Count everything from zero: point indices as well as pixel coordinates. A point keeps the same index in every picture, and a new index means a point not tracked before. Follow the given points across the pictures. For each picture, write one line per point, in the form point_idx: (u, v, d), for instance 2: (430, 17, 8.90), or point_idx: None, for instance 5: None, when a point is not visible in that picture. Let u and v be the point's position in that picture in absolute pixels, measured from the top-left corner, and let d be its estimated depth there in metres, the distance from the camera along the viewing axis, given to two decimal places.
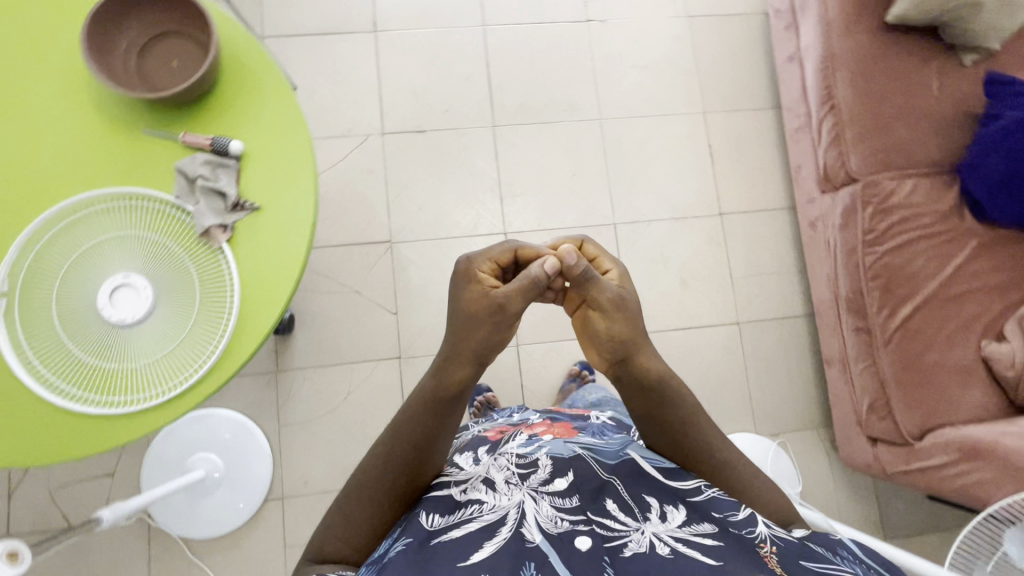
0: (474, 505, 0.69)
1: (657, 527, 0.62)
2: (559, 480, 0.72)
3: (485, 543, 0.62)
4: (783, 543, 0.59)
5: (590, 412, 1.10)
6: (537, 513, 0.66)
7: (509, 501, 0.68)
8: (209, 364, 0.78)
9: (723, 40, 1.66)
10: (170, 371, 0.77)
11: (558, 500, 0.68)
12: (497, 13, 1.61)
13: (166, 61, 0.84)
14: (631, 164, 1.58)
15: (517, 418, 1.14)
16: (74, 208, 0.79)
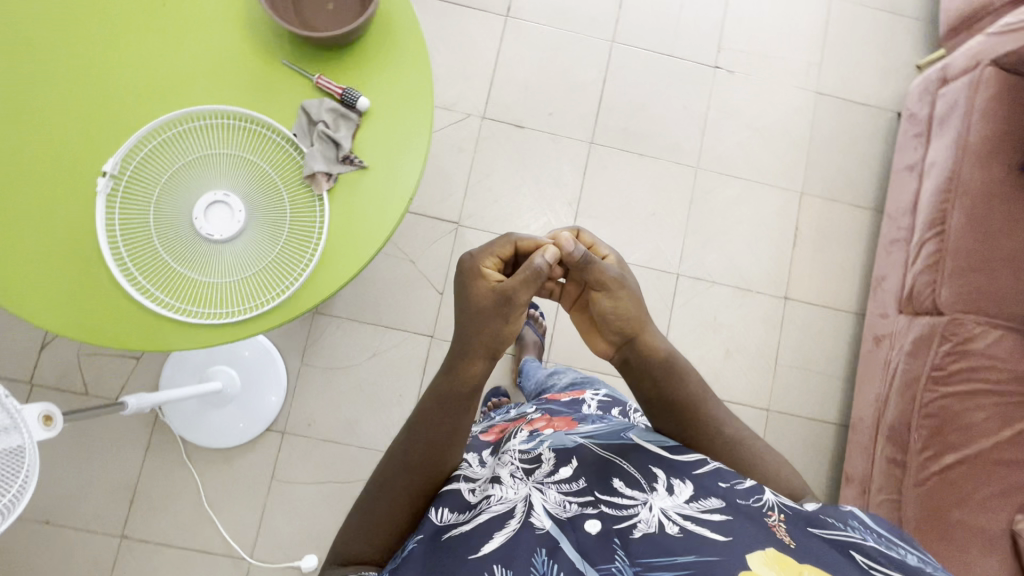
0: (484, 499, 0.67)
1: (665, 501, 0.61)
2: (564, 468, 0.70)
3: (495, 534, 0.61)
4: (790, 511, 0.58)
5: (582, 395, 1.08)
6: (545, 500, 0.65)
7: (516, 496, 0.66)
8: (285, 296, 0.80)
9: (844, 125, 1.60)
10: (266, 286, 0.79)
11: (565, 486, 0.67)
12: (630, 32, 1.59)
13: (324, 2, 0.85)
14: (713, 222, 1.55)
15: (513, 412, 1.12)
16: (174, 122, 0.80)
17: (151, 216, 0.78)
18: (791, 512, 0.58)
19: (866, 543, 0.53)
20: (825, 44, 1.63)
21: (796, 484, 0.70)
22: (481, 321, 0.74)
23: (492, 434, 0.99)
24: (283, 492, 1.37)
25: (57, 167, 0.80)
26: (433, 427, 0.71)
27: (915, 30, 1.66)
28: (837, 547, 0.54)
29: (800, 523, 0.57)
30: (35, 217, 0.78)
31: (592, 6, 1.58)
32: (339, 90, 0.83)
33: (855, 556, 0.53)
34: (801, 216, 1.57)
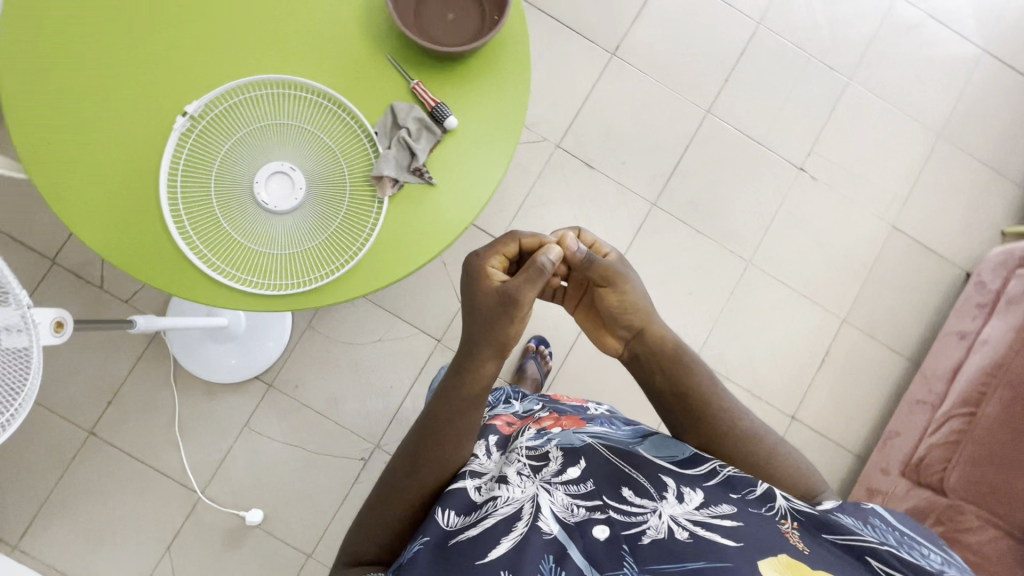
0: (491, 500, 0.69)
1: (674, 508, 0.62)
2: (571, 469, 0.73)
3: (502, 538, 0.62)
4: (804, 517, 0.60)
5: (587, 403, 1.07)
6: (553, 503, 0.67)
7: (523, 495, 0.68)
8: (323, 281, 0.79)
9: (909, 266, 1.56)
10: (323, 260, 0.80)
11: (572, 488, 0.70)
12: (727, 108, 1.55)
13: (444, 12, 0.84)
14: (747, 320, 1.51)
15: (518, 407, 1.10)
16: (247, 88, 0.80)
17: (216, 170, 0.79)
18: (804, 517, 0.60)
19: (882, 548, 0.56)
20: (916, 180, 1.58)
21: (813, 476, 0.72)
22: (491, 319, 0.75)
23: (499, 422, 0.98)
24: (254, 441, 1.39)
25: (144, 91, 0.80)
26: (434, 436, 0.75)
27: (1011, 196, 1.60)
28: (852, 552, 0.57)
29: (814, 528, 0.59)
30: (109, 138, 0.79)
31: (698, 71, 1.55)
32: (432, 103, 0.81)
33: (871, 562, 0.56)
34: (833, 343, 1.52)
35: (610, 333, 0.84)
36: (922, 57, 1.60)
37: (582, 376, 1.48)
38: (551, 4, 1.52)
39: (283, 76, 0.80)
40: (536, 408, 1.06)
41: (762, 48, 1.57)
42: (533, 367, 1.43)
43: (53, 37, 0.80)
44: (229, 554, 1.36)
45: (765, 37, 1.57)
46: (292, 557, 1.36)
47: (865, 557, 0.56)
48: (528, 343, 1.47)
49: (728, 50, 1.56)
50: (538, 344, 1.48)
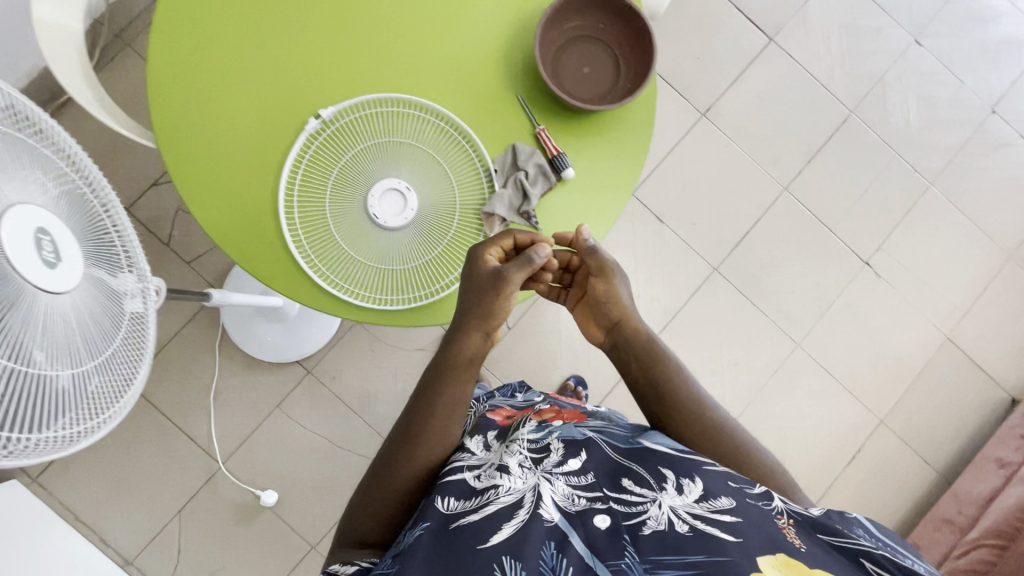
0: (491, 488, 0.63)
1: (674, 500, 0.59)
2: (572, 460, 0.69)
3: (505, 525, 0.57)
4: (800, 517, 0.56)
5: (590, 404, 0.99)
6: (554, 492, 0.62)
7: (524, 485, 0.63)
8: (427, 298, 0.81)
9: (955, 380, 1.54)
10: (428, 278, 0.82)
11: (573, 479, 0.65)
12: (805, 189, 1.55)
13: (580, 63, 0.85)
14: (786, 403, 1.50)
15: (517, 399, 1.02)
16: (373, 103, 0.82)
17: (335, 177, 0.81)
18: (801, 516, 0.56)
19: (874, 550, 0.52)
20: (978, 297, 1.57)
21: None
22: (479, 295, 0.74)
23: (497, 416, 0.90)
24: (281, 422, 1.40)
25: (282, 82, 0.82)
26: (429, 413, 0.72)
27: None
28: (845, 554, 0.53)
29: (810, 529, 0.55)
30: (240, 122, 0.81)
31: (783, 147, 1.56)
32: (554, 151, 0.83)
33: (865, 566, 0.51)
34: (867, 442, 1.51)
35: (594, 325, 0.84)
36: (1005, 176, 1.60)
37: None
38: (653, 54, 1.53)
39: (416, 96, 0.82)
40: (539, 402, 0.97)
41: (851, 138, 1.57)
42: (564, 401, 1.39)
43: (206, 16, 0.81)
44: (237, 528, 1.37)
45: (856, 127, 1.58)
46: (297, 543, 1.38)
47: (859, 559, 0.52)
48: (567, 381, 1.45)
49: (817, 133, 1.57)
50: (576, 385, 1.45)
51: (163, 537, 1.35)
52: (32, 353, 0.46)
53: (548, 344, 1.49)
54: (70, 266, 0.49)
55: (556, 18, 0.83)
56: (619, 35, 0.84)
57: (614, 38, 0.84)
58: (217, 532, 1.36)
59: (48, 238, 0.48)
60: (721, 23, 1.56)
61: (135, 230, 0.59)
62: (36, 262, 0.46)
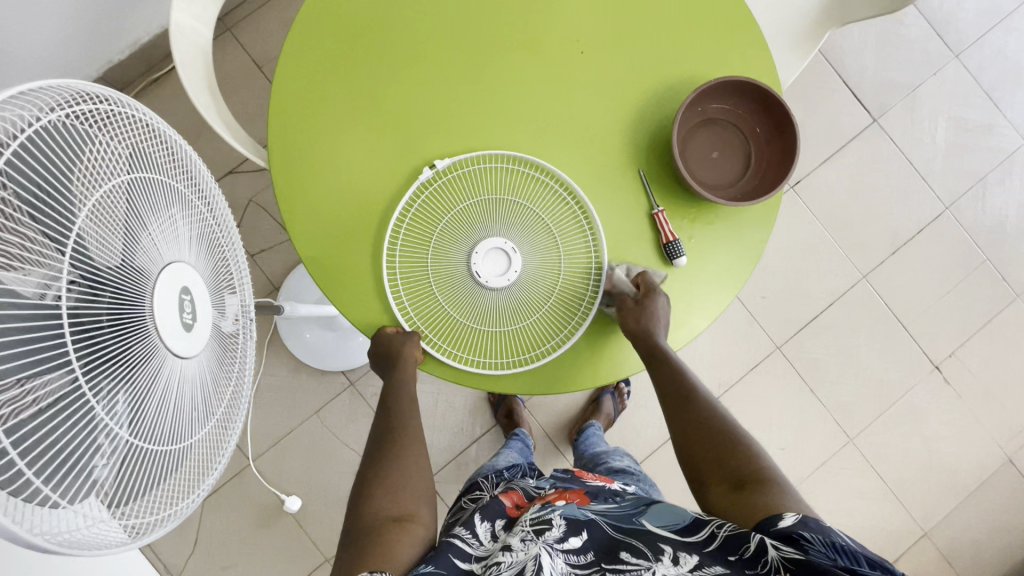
0: (491, 566, 0.60)
1: (668, 568, 0.56)
2: (573, 536, 0.63)
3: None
4: (794, 566, 0.51)
5: (614, 482, 0.85)
6: (553, 565, 0.58)
7: (526, 555, 0.59)
8: (521, 365, 0.79)
9: (1011, 505, 1.47)
10: (524, 344, 0.79)
11: (572, 557, 0.61)
12: (885, 281, 1.49)
13: (710, 146, 0.82)
14: (830, 498, 1.44)
15: (533, 483, 0.88)
16: (489, 157, 0.79)
17: (441, 228, 0.79)
18: (795, 567, 0.51)
19: None
20: None
21: None
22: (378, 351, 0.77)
23: (507, 500, 0.77)
24: (318, 431, 1.39)
25: (404, 122, 0.79)
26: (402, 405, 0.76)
27: None
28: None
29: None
30: (355, 156, 0.79)
31: (869, 233, 1.50)
32: (670, 237, 0.79)
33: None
34: (907, 553, 1.44)
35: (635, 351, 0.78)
36: None
37: None
38: None
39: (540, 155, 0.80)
40: (546, 483, 0.86)
41: (941, 235, 1.51)
42: (612, 402, 1.38)
43: (336, 42, 0.79)
44: (256, 528, 1.35)
45: (948, 224, 1.51)
46: (313, 554, 1.35)
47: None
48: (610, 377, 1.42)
49: (906, 224, 1.50)
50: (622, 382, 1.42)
51: (182, 524, 1.33)
52: (162, 429, 0.47)
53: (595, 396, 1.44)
54: (203, 322, 0.51)
55: (700, 95, 0.79)
56: (754, 124, 0.81)
57: (747, 126, 0.81)
58: (233, 532, 1.34)
59: (188, 297, 0.49)
60: (825, 95, 1.50)
61: (243, 256, 0.62)
62: (178, 324, 0.47)
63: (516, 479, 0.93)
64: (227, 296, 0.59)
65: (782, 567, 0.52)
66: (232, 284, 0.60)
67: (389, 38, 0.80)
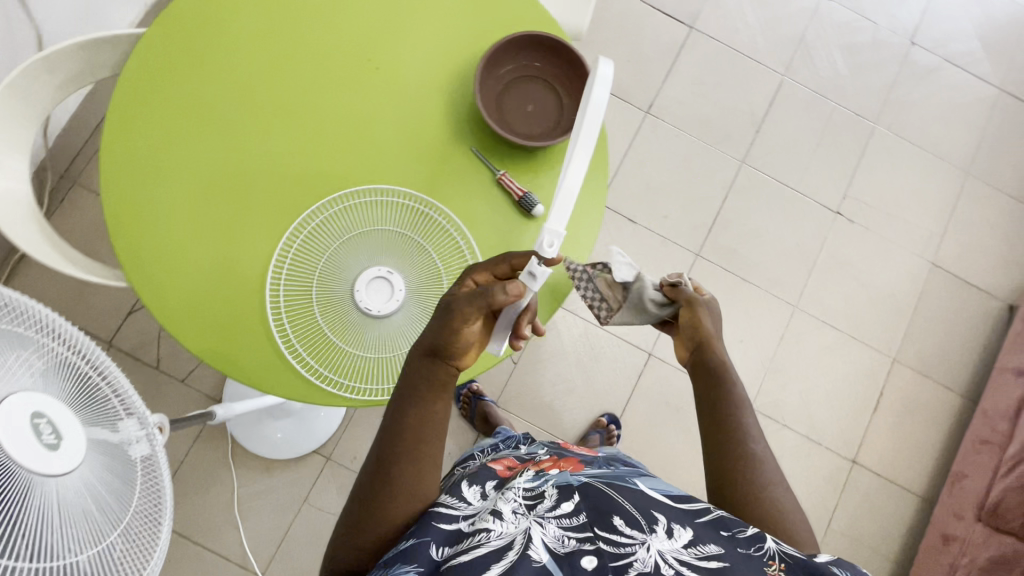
0: (481, 531, 0.62)
1: (662, 543, 0.61)
2: (565, 502, 0.67)
3: (494, 565, 0.58)
4: (793, 560, 0.59)
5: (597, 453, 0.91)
6: (544, 535, 0.62)
7: (516, 528, 0.62)
8: None
9: (953, 303, 1.57)
10: None
11: (565, 520, 0.64)
12: (761, 158, 1.60)
13: (522, 103, 0.88)
14: (799, 366, 1.52)
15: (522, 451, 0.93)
16: (334, 201, 0.83)
17: (317, 281, 0.81)
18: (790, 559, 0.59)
19: None
20: (951, 217, 1.61)
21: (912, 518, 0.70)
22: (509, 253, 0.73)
23: (498, 466, 0.82)
24: (314, 516, 1.37)
25: (241, 197, 0.82)
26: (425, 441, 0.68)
27: None
28: None
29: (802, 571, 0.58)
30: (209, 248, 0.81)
31: (730, 124, 1.61)
32: (520, 193, 0.84)
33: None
34: (886, 382, 1.53)
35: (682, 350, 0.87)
36: (943, 100, 1.66)
37: (639, 432, 1.47)
38: None
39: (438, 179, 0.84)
40: (541, 449, 0.92)
41: (791, 100, 1.63)
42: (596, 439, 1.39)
43: (150, 152, 0.82)
44: None
45: (792, 88, 1.63)
46: None
47: None
48: (599, 418, 1.45)
49: (757, 103, 1.62)
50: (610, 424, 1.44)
51: None
52: (48, 543, 0.52)
53: (559, 368, 1.49)
54: (74, 438, 0.54)
55: (490, 67, 0.85)
56: (550, 66, 0.87)
57: (546, 71, 0.87)
58: None
59: (45, 420, 0.52)
60: (640, 24, 1.62)
61: (124, 378, 0.58)
62: (31, 452, 0.50)
63: (506, 449, 0.97)
64: (123, 418, 0.58)
65: (778, 556, 0.60)
66: (125, 409, 0.58)
67: (198, 128, 0.84)
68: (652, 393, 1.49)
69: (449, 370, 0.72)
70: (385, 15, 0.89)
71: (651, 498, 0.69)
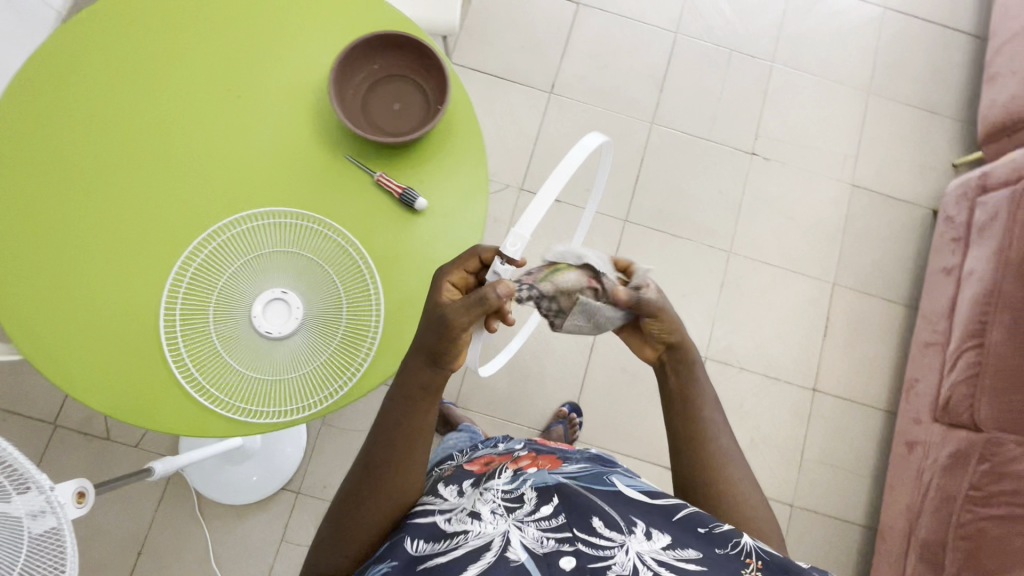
0: (460, 533, 0.64)
1: (641, 546, 0.61)
2: (545, 504, 0.67)
3: (470, 567, 0.59)
4: (769, 558, 0.60)
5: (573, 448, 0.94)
6: (523, 536, 0.63)
7: (494, 530, 0.63)
8: (354, 378, 0.81)
9: (880, 218, 1.61)
10: (345, 360, 0.81)
11: (544, 522, 0.65)
12: (670, 115, 1.63)
13: (388, 102, 0.88)
14: (744, 308, 1.55)
15: (500, 448, 0.95)
16: (216, 234, 0.83)
17: (211, 315, 0.80)
18: (768, 558, 0.60)
19: None
20: (862, 137, 1.65)
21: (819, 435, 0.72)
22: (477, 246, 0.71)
23: (475, 466, 0.84)
24: (294, 553, 1.35)
25: (121, 246, 0.82)
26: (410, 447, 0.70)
27: (954, 129, 1.67)
28: None
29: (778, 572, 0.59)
30: (96, 301, 0.80)
31: (633, 89, 1.63)
32: (400, 189, 0.85)
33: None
34: (830, 307, 1.56)
35: (648, 348, 0.78)
36: (833, 26, 1.71)
37: (602, 404, 1.48)
38: (484, 62, 1.61)
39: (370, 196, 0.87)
40: (519, 445, 0.94)
41: (688, 54, 1.66)
42: (559, 429, 1.39)
43: (23, 221, 0.82)
44: None
45: (686, 43, 1.67)
46: None
47: None
48: (560, 408, 1.45)
49: (656, 64, 1.65)
50: (571, 412, 1.44)
51: None
52: None
53: (512, 358, 1.50)
54: None
55: (345, 73, 0.85)
56: (409, 62, 0.87)
57: (405, 67, 0.88)
58: None
59: None
60: (528, 9, 1.64)
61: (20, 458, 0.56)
62: None
63: (485, 448, 0.99)
64: (20, 492, 0.57)
65: (754, 553, 0.61)
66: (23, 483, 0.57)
67: (66, 185, 0.84)
68: (607, 365, 1.50)
69: (439, 377, 0.69)
70: (237, 41, 0.89)
71: (641, 496, 0.70)
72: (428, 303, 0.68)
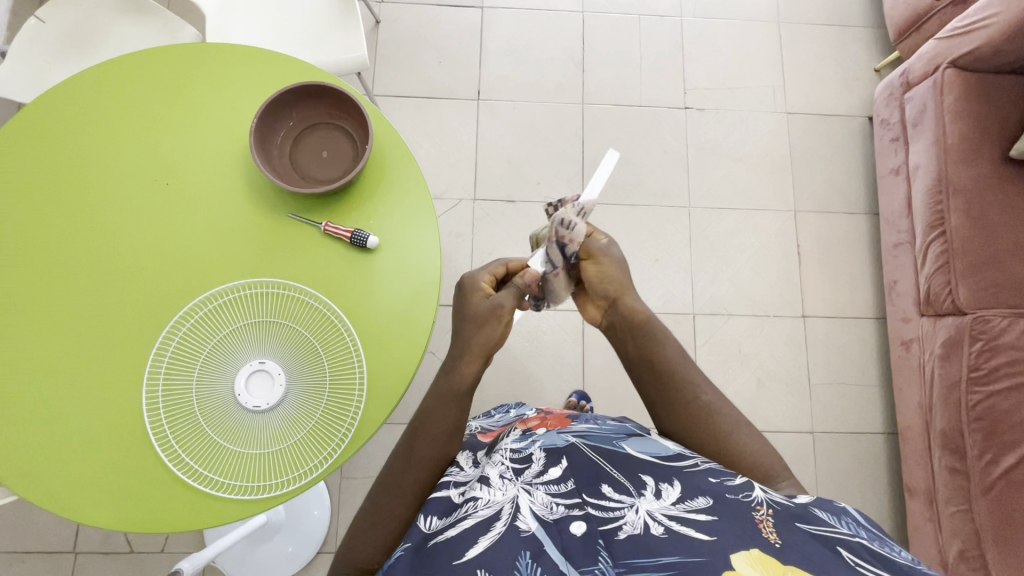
0: (469, 502, 0.65)
1: (652, 505, 0.60)
2: (553, 468, 0.68)
3: (480, 538, 0.58)
4: (779, 506, 0.58)
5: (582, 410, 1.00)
6: (532, 502, 0.63)
7: (503, 498, 0.64)
8: (358, 418, 0.81)
9: (821, 137, 1.65)
10: (342, 404, 0.81)
11: (553, 487, 0.65)
12: (597, 92, 1.65)
13: (317, 151, 0.89)
14: (717, 255, 1.57)
15: (512, 415, 1.01)
16: (176, 329, 0.82)
17: (195, 409, 0.80)
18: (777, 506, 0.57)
19: (851, 539, 0.52)
20: (784, 66, 1.69)
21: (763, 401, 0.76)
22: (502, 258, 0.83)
23: (487, 432, 0.90)
24: None
25: (90, 360, 0.82)
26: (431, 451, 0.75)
27: (867, 36, 1.72)
28: (823, 539, 0.53)
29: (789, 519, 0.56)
30: (81, 422, 0.80)
31: (557, 75, 1.65)
32: (349, 233, 0.85)
33: (842, 552, 0.51)
34: (798, 233, 1.59)
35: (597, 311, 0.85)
36: None
37: (606, 385, 1.49)
38: (406, 85, 1.63)
39: (324, 246, 0.87)
40: (531, 410, 1.00)
41: (599, 29, 1.69)
42: None
43: None
44: None
45: (595, 20, 1.69)
46: None
47: (836, 545, 0.52)
48: (568, 400, 1.42)
49: (572, 46, 1.67)
50: (581, 400, 1.41)
51: None
52: None
53: (508, 363, 1.50)
54: None
55: (266, 133, 0.85)
56: (325, 106, 0.87)
57: (322, 111, 0.88)
58: None
59: None
60: (435, 25, 1.66)
61: None
62: None
63: (497, 414, 1.05)
64: None
65: (765, 502, 0.58)
66: None
67: (21, 318, 0.82)
68: (603, 344, 1.52)
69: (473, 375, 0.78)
70: (157, 130, 0.88)
71: (644, 442, 0.74)
72: (467, 302, 0.77)
